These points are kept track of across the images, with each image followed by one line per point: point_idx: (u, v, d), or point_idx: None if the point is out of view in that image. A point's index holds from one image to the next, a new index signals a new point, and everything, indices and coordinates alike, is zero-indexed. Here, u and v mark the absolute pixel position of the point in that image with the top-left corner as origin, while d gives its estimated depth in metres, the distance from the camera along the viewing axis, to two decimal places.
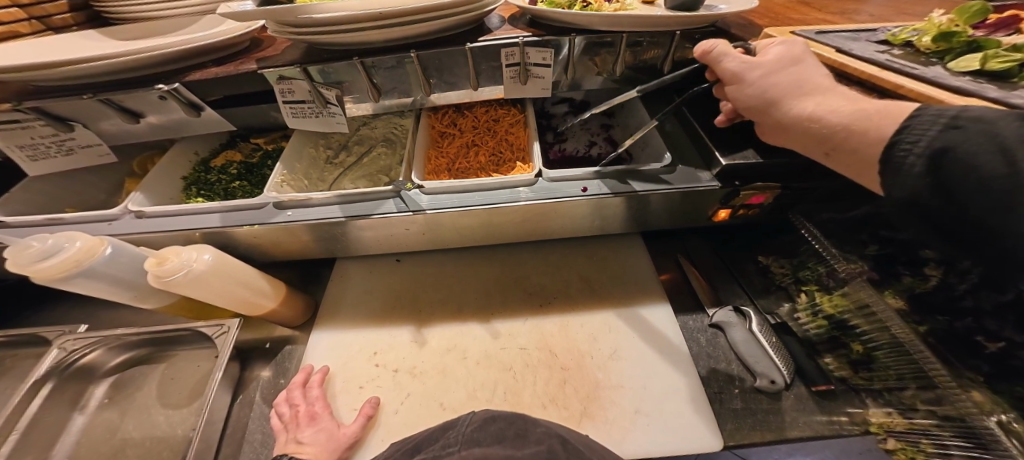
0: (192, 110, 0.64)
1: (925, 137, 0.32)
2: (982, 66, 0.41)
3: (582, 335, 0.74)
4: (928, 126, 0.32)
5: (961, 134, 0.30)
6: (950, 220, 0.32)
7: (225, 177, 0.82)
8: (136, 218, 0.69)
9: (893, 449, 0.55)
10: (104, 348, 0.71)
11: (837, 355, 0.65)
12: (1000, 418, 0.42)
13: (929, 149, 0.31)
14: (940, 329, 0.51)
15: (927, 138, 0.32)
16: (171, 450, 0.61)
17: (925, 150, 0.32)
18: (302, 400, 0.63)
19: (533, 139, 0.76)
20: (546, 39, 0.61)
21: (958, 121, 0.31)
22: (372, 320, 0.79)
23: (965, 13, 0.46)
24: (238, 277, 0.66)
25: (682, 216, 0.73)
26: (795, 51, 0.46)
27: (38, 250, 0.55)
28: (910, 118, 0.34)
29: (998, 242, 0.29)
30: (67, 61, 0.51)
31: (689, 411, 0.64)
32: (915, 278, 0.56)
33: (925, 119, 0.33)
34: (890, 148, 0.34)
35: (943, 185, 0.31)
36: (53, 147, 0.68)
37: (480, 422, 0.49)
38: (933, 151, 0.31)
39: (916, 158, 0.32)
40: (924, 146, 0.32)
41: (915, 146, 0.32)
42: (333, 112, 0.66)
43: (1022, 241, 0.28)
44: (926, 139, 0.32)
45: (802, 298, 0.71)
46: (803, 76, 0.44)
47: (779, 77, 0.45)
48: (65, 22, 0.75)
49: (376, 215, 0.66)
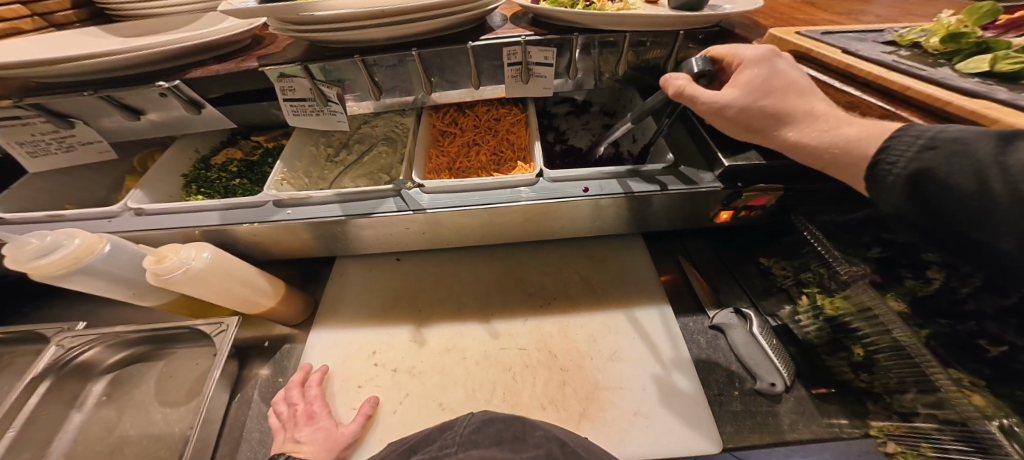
0: (192, 108, 0.63)
1: (904, 157, 0.35)
2: (992, 68, 0.41)
3: (582, 336, 0.74)
4: (909, 144, 0.35)
5: (938, 155, 0.33)
6: (934, 231, 0.35)
7: (225, 175, 0.82)
8: (136, 215, 0.68)
9: (894, 452, 0.55)
10: (103, 345, 0.71)
11: (838, 358, 0.64)
12: (1003, 422, 0.42)
13: (908, 169, 0.35)
14: (943, 333, 0.50)
15: (906, 158, 0.35)
16: (169, 448, 0.61)
17: (904, 171, 0.35)
18: (301, 399, 0.62)
19: (534, 139, 0.76)
20: (548, 38, 0.61)
21: (934, 142, 0.34)
22: (371, 319, 0.79)
23: (975, 14, 0.45)
24: (237, 275, 0.66)
25: (683, 217, 0.72)
26: (767, 70, 0.46)
27: (36, 247, 0.54)
28: (895, 135, 0.37)
29: (992, 248, 0.31)
30: (70, 57, 0.51)
31: (689, 413, 0.63)
32: (917, 281, 0.54)
33: (905, 139, 0.36)
34: (874, 165, 0.37)
35: (929, 199, 0.34)
36: (54, 144, 0.68)
37: (478, 424, 0.48)
38: (912, 172, 0.34)
39: (899, 177, 0.35)
40: (903, 167, 0.35)
41: (894, 167, 0.36)
42: (333, 110, 0.66)
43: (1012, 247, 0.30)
44: (905, 160, 0.35)
45: (803, 300, 0.69)
46: (788, 92, 0.45)
47: (775, 83, 0.46)
48: (68, 19, 0.75)
49: (376, 214, 0.66)
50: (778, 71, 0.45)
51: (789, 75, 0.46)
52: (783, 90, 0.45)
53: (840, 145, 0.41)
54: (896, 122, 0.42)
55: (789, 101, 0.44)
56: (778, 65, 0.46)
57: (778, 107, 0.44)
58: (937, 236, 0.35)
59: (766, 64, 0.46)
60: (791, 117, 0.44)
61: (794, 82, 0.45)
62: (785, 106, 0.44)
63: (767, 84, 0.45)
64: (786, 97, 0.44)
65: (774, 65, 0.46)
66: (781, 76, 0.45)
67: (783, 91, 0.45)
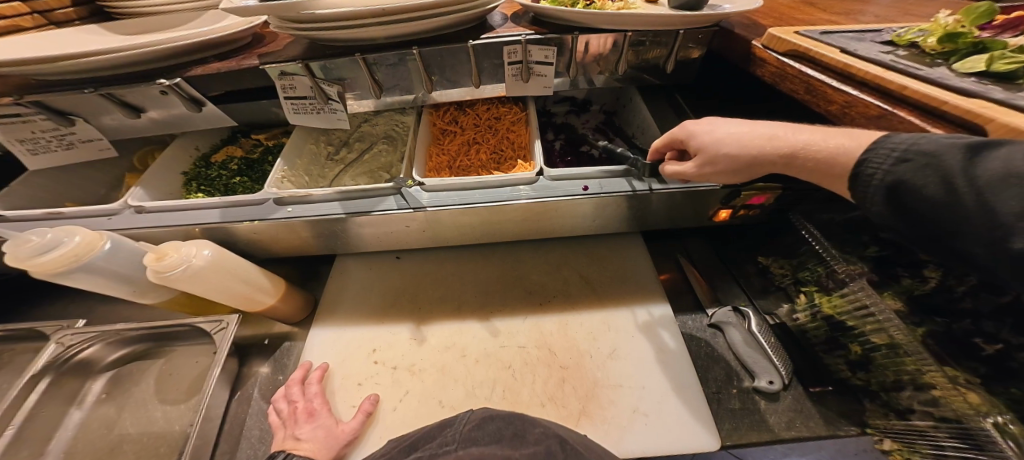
0: (192, 106, 0.64)
1: (882, 169, 0.36)
2: (988, 67, 0.41)
3: (582, 335, 0.74)
4: (885, 156, 0.36)
5: (912, 168, 0.34)
6: (916, 233, 0.36)
7: (224, 173, 0.82)
8: (135, 213, 0.68)
9: (890, 449, 0.56)
10: (102, 343, 0.71)
11: (836, 356, 0.64)
12: (998, 420, 0.42)
13: (887, 180, 0.36)
14: (940, 332, 0.51)
15: (884, 170, 0.36)
16: (169, 446, 0.61)
17: (882, 181, 0.36)
18: (301, 396, 0.62)
19: (533, 138, 0.76)
20: (548, 37, 0.61)
21: (908, 155, 0.35)
22: (371, 316, 0.79)
23: (974, 13, 0.44)
24: (237, 273, 0.66)
25: (682, 216, 0.73)
26: (702, 123, 0.52)
27: (35, 244, 0.54)
28: (870, 147, 0.38)
29: (972, 251, 0.32)
30: (69, 55, 0.51)
31: (688, 412, 0.63)
32: (914, 280, 0.57)
33: (881, 151, 0.36)
34: (856, 176, 0.38)
35: (916, 202, 0.35)
36: (54, 141, 0.67)
37: (478, 421, 0.48)
38: (890, 182, 0.36)
39: (881, 184, 0.37)
40: (882, 178, 0.36)
41: (873, 178, 0.37)
42: (333, 109, 0.66)
43: (988, 252, 0.31)
44: (882, 172, 0.36)
45: (801, 298, 0.70)
46: (733, 130, 0.49)
47: None
48: (68, 17, 0.75)
49: (376, 211, 0.66)
50: (699, 126, 0.52)
51: (717, 120, 0.52)
52: (731, 131, 0.49)
53: (838, 144, 0.41)
54: (894, 121, 0.43)
55: (740, 135, 0.48)
56: (693, 127, 0.53)
57: (739, 148, 0.48)
58: (918, 237, 0.37)
59: (684, 131, 0.54)
60: (758, 143, 0.46)
61: (726, 124, 0.50)
62: (747, 142, 0.47)
63: (710, 136, 0.50)
64: (734, 135, 0.48)
65: (691, 129, 0.53)
66: (717, 122, 0.51)
67: (727, 132, 0.49)
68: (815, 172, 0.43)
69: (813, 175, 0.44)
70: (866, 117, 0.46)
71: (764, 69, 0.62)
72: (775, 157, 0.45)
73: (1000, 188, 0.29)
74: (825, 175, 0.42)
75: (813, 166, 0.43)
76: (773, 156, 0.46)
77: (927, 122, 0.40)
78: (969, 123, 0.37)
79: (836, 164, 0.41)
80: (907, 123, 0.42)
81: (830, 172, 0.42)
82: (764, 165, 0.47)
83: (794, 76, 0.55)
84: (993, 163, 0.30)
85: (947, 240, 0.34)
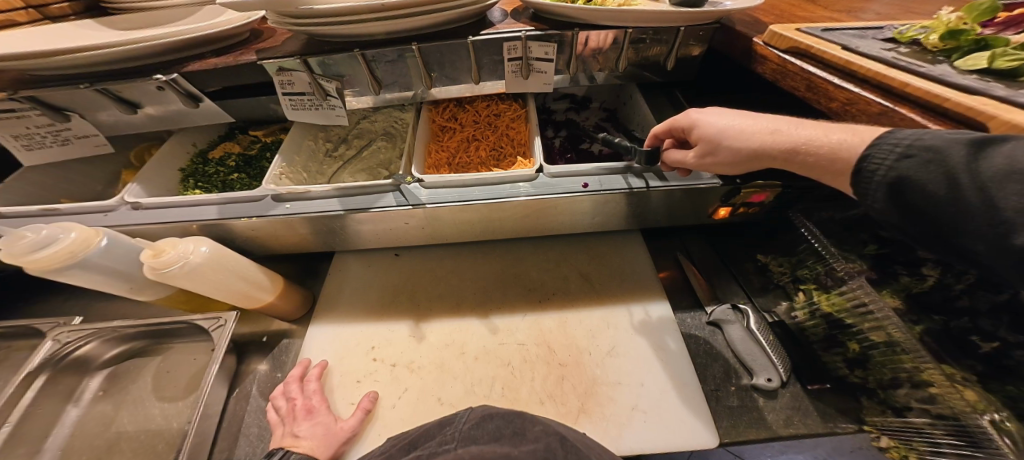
0: (191, 102, 0.63)
1: (885, 165, 0.36)
2: (990, 65, 0.41)
3: (581, 332, 0.74)
4: (888, 152, 0.36)
5: (915, 164, 0.34)
6: (918, 232, 0.36)
7: (223, 170, 0.82)
8: (132, 209, 0.67)
9: (887, 446, 0.56)
10: (99, 341, 0.70)
11: (833, 354, 0.64)
12: (994, 417, 0.42)
13: (889, 176, 0.36)
14: (937, 329, 0.52)
15: (887, 166, 0.36)
16: (166, 443, 0.61)
17: (885, 177, 0.36)
18: (300, 393, 0.62)
19: (533, 134, 0.77)
20: (549, 33, 0.60)
21: (912, 151, 0.34)
22: (371, 313, 0.79)
23: (975, 10, 0.45)
24: (236, 270, 0.66)
25: (682, 215, 0.74)
26: (701, 123, 0.52)
27: (30, 240, 0.53)
28: (873, 143, 0.37)
29: (972, 250, 0.33)
30: (62, 50, 0.50)
31: (686, 412, 0.63)
32: (913, 278, 0.57)
33: (885, 146, 0.36)
34: (858, 172, 0.38)
35: (912, 201, 0.35)
36: (49, 137, 0.67)
37: (478, 420, 0.48)
38: (892, 179, 0.36)
39: (882, 182, 0.37)
40: (884, 174, 0.36)
41: (876, 173, 0.37)
42: (332, 105, 0.65)
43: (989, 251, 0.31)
44: (886, 168, 0.36)
45: (799, 296, 0.70)
46: (733, 127, 0.49)
47: None
48: (63, 11, 0.74)
49: (376, 208, 0.65)
50: (701, 121, 0.52)
51: (718, 115, 0.52)
52: (731, 127, 0.49)
53: (839, 140, 0.41)
54: (895, 118, 0.43)
55: (741, 129, 0.48)
56: (696, 114, 0.53)
57: (740, 144, 0.48)
58: (922, 237, 0.37)
59: (686, 123, 0.54)
60: (760, 138, 0.47)
61: (726, 119, 0.50)
62: (749, 136, 0.47)
63: (711, 128, 0.51)
64: (736, 130, 0.49)
65: (694, 119, 0.53)
66: (716, 122, 0.51)
67: (728, 127, 0.49)
68: (815, 169, 0.43)
69: (812, 171, 0.43)
70: (867, 114, 0.46)
71: (765, 66, 0.62)
72: (776, 154, 0.45)
73: (1004, 184, 0.29)
74: (826, 172, 0.42)
75: (815, 162, 0.43)
76: (774, 155, 0.46)
77: (928, 120, 0.41)
78: (970, 120, 0.37)
79: (837, 161, 0.41)
80: (908, 120, 0.42)
81: (832, 168, 0.41)
82: (765, 162, 0.47)
83: (795, 73, 0.55)
84: (995, 161, 0.30)
85: (947, 238, 0.35)
